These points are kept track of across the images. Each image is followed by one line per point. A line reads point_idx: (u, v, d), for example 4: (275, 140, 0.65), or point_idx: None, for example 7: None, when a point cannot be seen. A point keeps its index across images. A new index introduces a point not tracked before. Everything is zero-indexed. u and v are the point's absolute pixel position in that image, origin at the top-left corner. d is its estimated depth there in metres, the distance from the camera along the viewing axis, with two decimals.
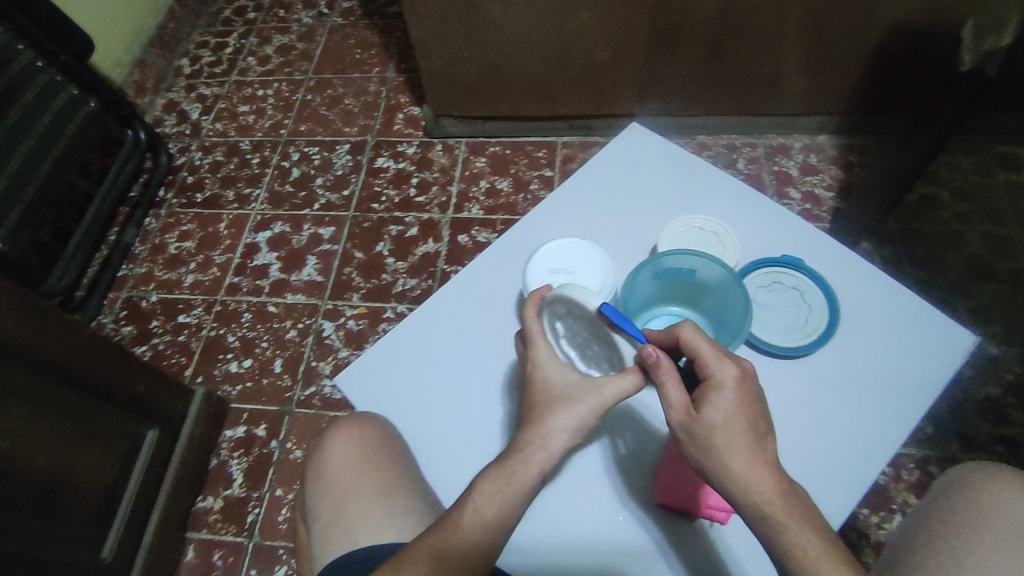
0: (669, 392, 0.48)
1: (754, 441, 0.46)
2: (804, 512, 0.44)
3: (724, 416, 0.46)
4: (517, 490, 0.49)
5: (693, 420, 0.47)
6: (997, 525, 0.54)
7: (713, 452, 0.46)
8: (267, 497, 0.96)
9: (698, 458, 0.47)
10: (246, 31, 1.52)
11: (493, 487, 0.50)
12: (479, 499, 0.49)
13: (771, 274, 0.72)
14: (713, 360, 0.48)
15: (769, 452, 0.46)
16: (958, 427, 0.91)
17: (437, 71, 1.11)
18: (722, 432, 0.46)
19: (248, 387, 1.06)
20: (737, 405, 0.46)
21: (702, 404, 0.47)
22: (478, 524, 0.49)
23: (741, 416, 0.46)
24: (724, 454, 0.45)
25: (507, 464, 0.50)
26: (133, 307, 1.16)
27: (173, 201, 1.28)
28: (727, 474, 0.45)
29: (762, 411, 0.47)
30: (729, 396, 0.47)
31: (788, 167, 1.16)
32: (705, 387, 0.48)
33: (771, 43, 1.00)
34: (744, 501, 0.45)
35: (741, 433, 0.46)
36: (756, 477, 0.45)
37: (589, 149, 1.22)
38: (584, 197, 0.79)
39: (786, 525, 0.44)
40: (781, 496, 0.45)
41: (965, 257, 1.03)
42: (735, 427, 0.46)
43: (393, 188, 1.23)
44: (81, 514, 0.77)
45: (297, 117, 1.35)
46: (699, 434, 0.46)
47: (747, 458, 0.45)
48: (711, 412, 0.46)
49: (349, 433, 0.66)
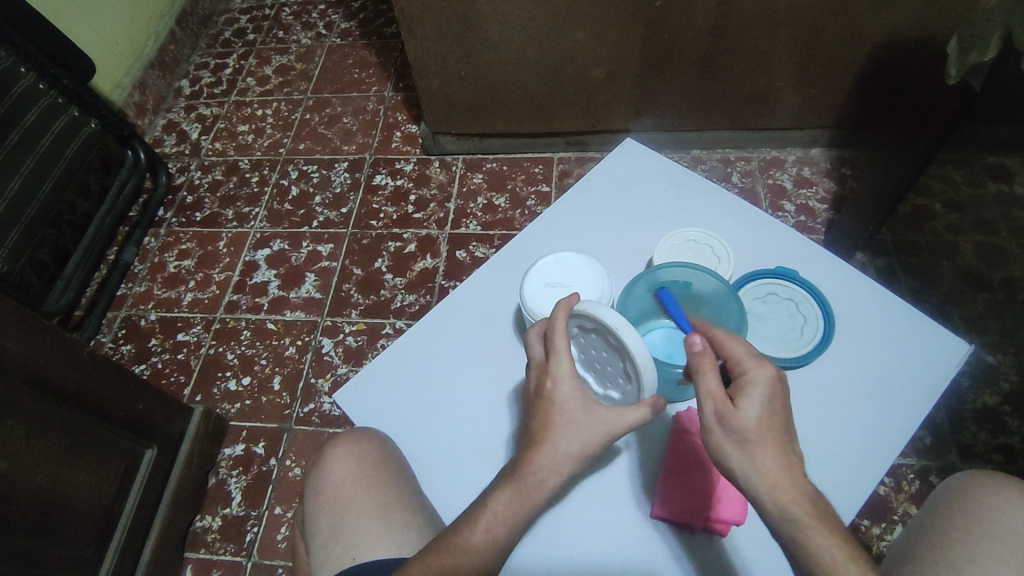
0: (695, 393, 0.48)
1: (783, 442, 0.46)
2: (830, 519, 0.44)
3: (760, 411, 0.47)
4: (533, 491, 0.50)
5: (726, 413, 0.47)
6: (995, 531, 0.54)
7: (739, 447, 0.46)
8: (266, 515, 0.96)
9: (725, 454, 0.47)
10: (246, 52, 1.54)
11: (509, 505, 0.50)
12: (493, 521, 0.50)
13: (765, 285, 0.73)
14: (752, 358, 0.49)
15: (798, 460, 0.46)
16: (957, 437, 0.91)
17: (435, 89, 1.13)
18: (758, 425, 0.46)
19: (247, 405, 1.05)
20: (770, 403, 0.47)
21: (738, 398, 0.47)
22: (487, 543, 0.49)
23: (774, 413, 0.47)
24: (756, 452, 0.46)
25: (521, 481, 0.51)
26: (132, 325, 1.17)
27: (172, 221, 1.29)
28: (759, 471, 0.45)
29: (790, 417, 0.48)
30: (765, 393, 0.47)
31: (782, 181, 1.17)
32: (743, 382, 0.48)
33: (762, 61, 1.02)
34: (770, 497, 0.45)
35: (777, 430, 0.46)
36: (787, 478, 0.45)
37: (585, 165, 1.24)
38: (581, 212, 0.80)
39: (813, 528, 0.43)
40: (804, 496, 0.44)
41: (959, 267, 1.04)
42: (773, 423, 0.46)
43: (391, 205, 1.24)
44: (79, 533, 0.77)
45: (297, 135, 1.37)
46: (736, 426, 0.46)
47: (776, 457, 0.45)
48: (749, 407, 0.47)
49: (350, 450, 0.66)
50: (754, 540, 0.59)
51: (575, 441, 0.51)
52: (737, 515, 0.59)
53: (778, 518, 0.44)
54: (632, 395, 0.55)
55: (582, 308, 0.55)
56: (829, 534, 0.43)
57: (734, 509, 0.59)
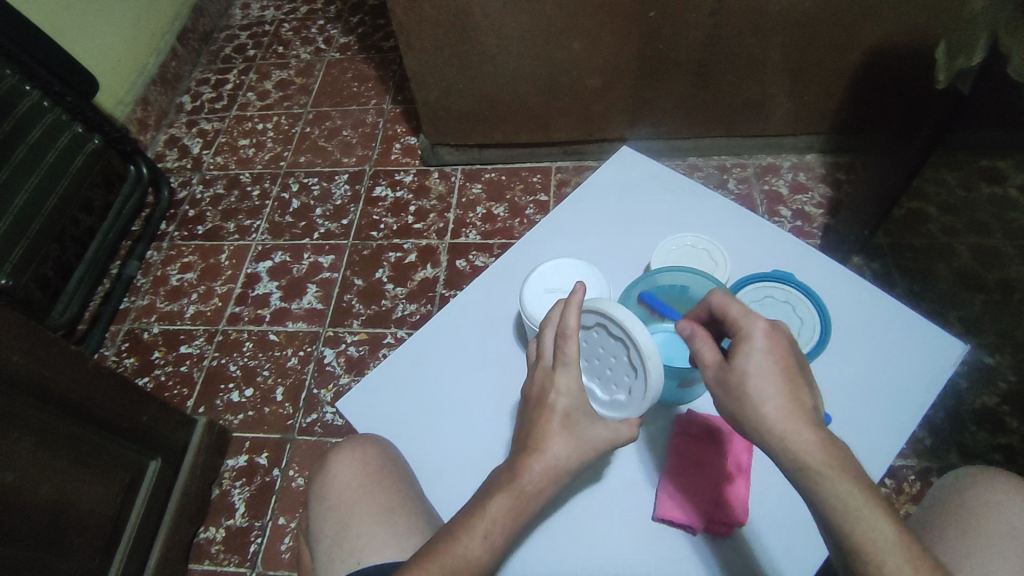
0: (702, 352, 0.51)
1: (788, 390, 0.47)
2: (848, 470, 0.45)
3: (755, 365, 0.48)
4: (530, 496, 0.52)
5: (725, 371, 0.49)
6: (989, 526, 0.55)
7: (745, 402, 0.47)
8: (269, 526, 0.96)
9: (732, 410, 0.49)
10: (246, 67, 1.56)
11: (507, 509, 0.51)
12: (491, 520, 0.51)
13: (762, 288, 0.72)
14: (742, 314, 0.51)
15: (808, 406, 0.47)
16: (957, 438, 0.91)
17: (434, 102, 1.15)
18: (757, 379, 0.47)
19: (250, 416, 1.06)
20: (767, 353, 0.48)
21: (735, 355, 0.49)
22: (486, 547, 0.50)
23: (773, 363, 0.48)
24: (760, 405, 0.47)
25: (519, 477, 0.52)
26: (135, 339, 1.17)
27: (174, 234, 1.30)
28: (767, 424, 0.47)
29: (795, 363, 0.49)
30: (760, 345, 0.49)
31: (777, 186, 1.19)
32: (737, 339, 0.50)
33: (756, 70, 1.04)
34: (783, 453, 0.46)
35: (774, 381, 0.47)
36: (796, 428, 0.46)
37: (582, 173, 1.25)
38: (579, 220, 0.81)
39: (829, 478, 0.44)
40: (822, 448, 0.45)
41: (955, 269, 1.04)
42: (771, 374, 0.48)
43: (391, 216, 1.25)
44: (83, 545, 0.77)
45: (297, 149, 1.38)
46: (731, 384, 0.48)
47: (782, 409, 0.46)
48: (743, 362, 0.48)
49: (352, 456, 0.67)
50: (755, 542, 0.59)
51: (572, 448, 0.53)
52: (736, 517, 0.59)
53: (796, 474, 0.46)
54: (619, 406, 0.56)
55: (619, 317, 0.55)
56: (844, 482, 0.44)
57: (734, 511, 0.60)
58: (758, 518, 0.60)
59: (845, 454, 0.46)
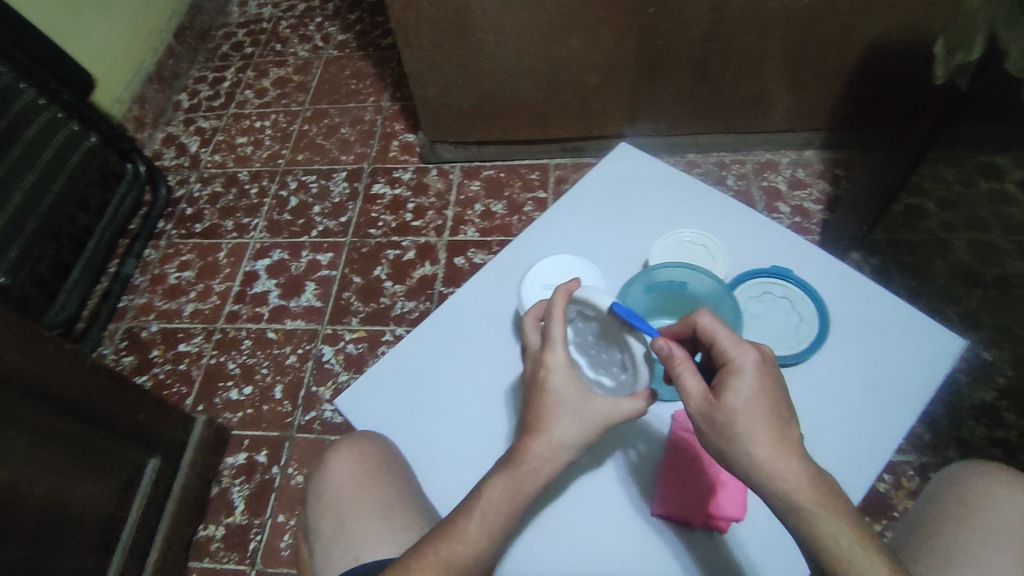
0: (687, 383, 0.50)
1: (776, 428, 0.47)
2: (832, 504, 0.45)
3: (744, 403, 0.47)
4: (529, 486, 0.52)
5: (713, 407, 0.48)
6: (989, 521, 0.55)
7: (733, 440, 0.47)
8: (269, 523, 0.96)
9: (718, 444, 0.48)
10: (243, 65, 1.56)
11: (501, 499, 0.51)
12: (485, 516, 0.51)
13: (760, 284, 0.73)
14: (731, 345, 0.50)
15: (794, 440, 0.47)
16: (956, 434, 0.92)
17: (432, 99, 1.14)
18: (746, 419, 0.47)
19: (248, 414, 1.06)
20: (757, 390, 0.48)
21: (723, 390, 0.48)
22: (482, 546, 0.50)
23: (762, 399, 0.47)
24: (749, 444, 0.46)
25: (514, 471, 0.52)
26: (133, 337, 1.17)
27: (173, 232, 1.30)
28: (753, 463, 0.46)
29: (782, 397, 0.48)
30: (750, 380, 0.48)
31: (776, 183, 1.19)
32: (727, 371, 0.49)
33: (754, 66, 1.04)
34: (770, 490, 0.46)
35: (764, 420, 0.47)
36: (784, 467, 0.46)
37: (580, 170, 1.25)
38: (577, 216, 0.81)
39: (817, 516, 0.45)
40: (810, 484, 0.45)
41: (953, 265, 1.05)
42: (761, 411, 0.47)
43: (389, 213, 1.25)
44: (82, 543, 0.77)
45: (295, 146, 1.38)
46: (719, 420, 0.48)
47: (771, 447, 0.46)
48: (732, 399, 0.47)
49: (351, 452, 0.67)
50: (753, 537, 0.60)
51: (569, 447, 0.53)
52: (735, 513, 0.60)
53: (781, 509, 0.46)
54: (624, 385, 0.56)
55: (586, 296, 0.55)
56: (830, 518, 0.45)
57: (733, 506, 0.60)
58: (757, 513, 0.61)
59: (830, 487, 0.46)
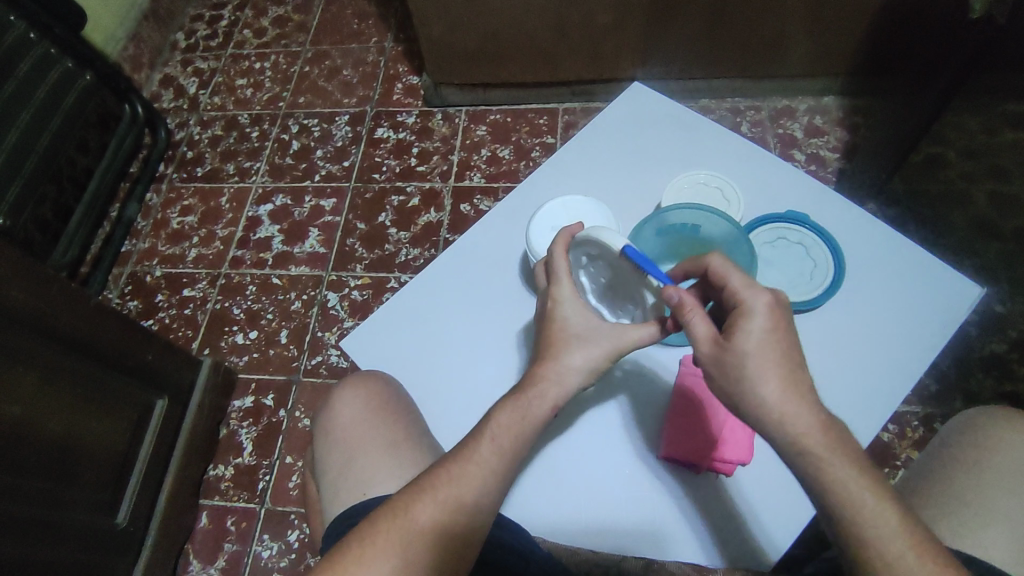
0: (696, 327, 0.49)
1: (787, 368, 0.46)
2: (839, 447, 0.45)
3: (755, 345, 0.46)
4: (533, 424, 0.52)
5: (722, 350, 0.47)
6: (998, 464, 0.55)
7: (742, 383, 0.46)
8: (277, 465, 0.98)
9: (726, 388, 0.47)
10: (241, 3, 1.49)
11: (509, 438, 0.52)
12: (492, 447, 0.52)
13: (776, 229, 0.71)
14: (743, 287, 0.48)
15: (805, 382, 0.46)
16: (964, 385, 0.91)
17: (437, 38, 1.10)
18: (757, 359, 0.46)
19: (255, 357, 1.06)
20: (769, 330, 0.47)
21: (734, 331, 0.47)
22: (489, 482, 0.51)
23: (773, 340, 0.47)
24: (758, 386, 0.46)
25: (522, 410, 0.53)
26: (137, 281, 1.17)
27: (173, 176, 1.27)
28: (761, 405, 0.46)
29: (795, 340, 0.48)
30: (762, 322, 0.47)
31: (792, 130, 1.15)
32: (738, 313, 0.48)
33: (775, 5, 0.98)
34: (779, 436, 0.46)
35: (773, 361, 0.46)
36: (794, 409, 0.45)
37: (590, 116, 1.21)
38: (588, 158, 0.78)
39: (825, 457, 0.44)
40: (821, 429, 0.45)
41: (970, 216, 1.02)
42: (770, 352, 0.46)
43: (393, 158, 1.22)
44: (95, 478, 0.78)
45: (296, 89, 1.34)
46: (728, 363, 0.47)
47: (780, 389, 0.46)
48: (741, 340, 0.47)
49: (358, 391, 0.66)
50: (757, 481, 0.60)
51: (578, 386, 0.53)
52: (740, 457, 0.60)
53: (788, 452, 0.46)
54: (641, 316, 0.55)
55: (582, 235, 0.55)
56: (835, 458, 0.44)
57: (738, 450, 0.60)
58: (762, 458, 0.61)
59: (839, 431, 0.46)
